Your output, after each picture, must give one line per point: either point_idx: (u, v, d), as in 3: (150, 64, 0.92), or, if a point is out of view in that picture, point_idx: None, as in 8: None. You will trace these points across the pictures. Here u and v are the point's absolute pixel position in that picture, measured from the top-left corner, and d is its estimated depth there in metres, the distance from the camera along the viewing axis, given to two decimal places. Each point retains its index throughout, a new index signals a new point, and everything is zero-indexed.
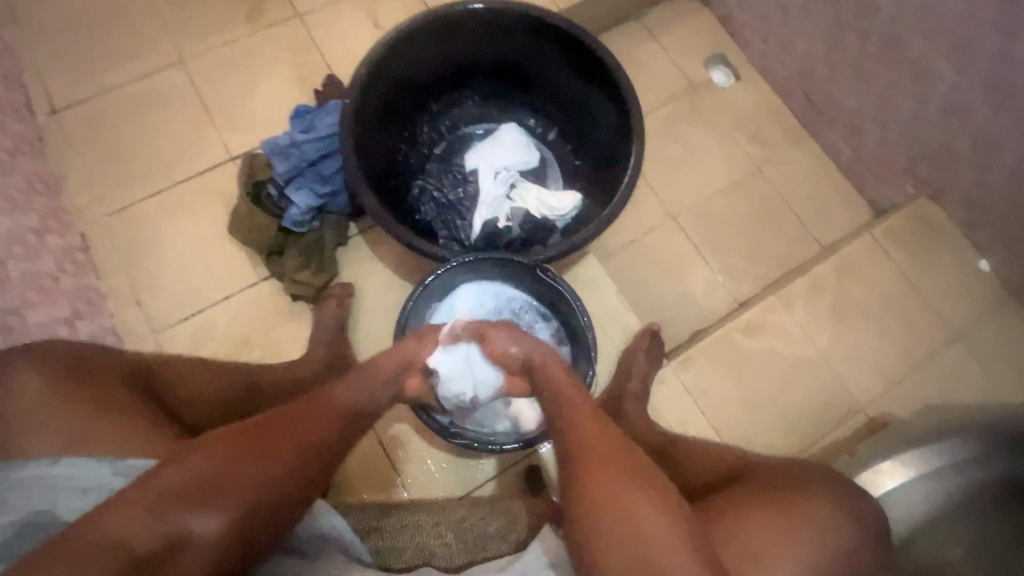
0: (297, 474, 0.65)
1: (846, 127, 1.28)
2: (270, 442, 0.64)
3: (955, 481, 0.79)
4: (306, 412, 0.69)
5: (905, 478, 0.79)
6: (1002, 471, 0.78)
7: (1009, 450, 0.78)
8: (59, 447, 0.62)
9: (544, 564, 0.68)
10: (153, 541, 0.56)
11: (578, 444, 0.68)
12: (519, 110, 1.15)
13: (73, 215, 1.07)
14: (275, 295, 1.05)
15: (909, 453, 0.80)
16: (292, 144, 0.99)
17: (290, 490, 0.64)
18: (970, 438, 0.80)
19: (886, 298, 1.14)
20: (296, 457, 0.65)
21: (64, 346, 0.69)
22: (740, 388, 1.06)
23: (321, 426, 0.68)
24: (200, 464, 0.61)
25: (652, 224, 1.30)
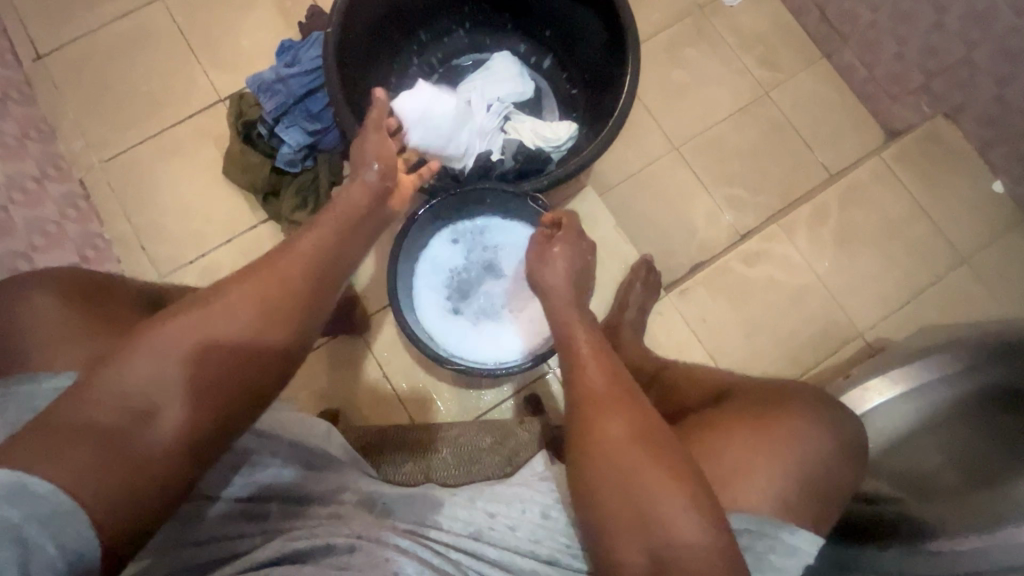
0: (270, 338, 0.57)
1: (860, 44, 1.22)
2: (242, 298, 0.57)
3: (939, 396, 0.82)
4: (262, 272, 0.60)
5: (892, 395, 0.84)
6: (978, 382, 0.79)
7: (995, 360, 0.79)
8: (80, 361, 0.58)
9: (539, 479, 0.70)
10: (117, 430, 0.49)
11: (584, 396, 0.63)
12: (510, 37, 1.11)
13: (70, 161, 1.07)
14: (275, 236, 1.06)
15: (896, 370, 0.85)
16: (277, 80, 0.96)
17: (265, 362, 0.56)
18: (959, 352, 0.82)
19: (895, 222, 1.11)
20: (266, 323, 0.57)
21: (69, 270, 0.66)
22: (740, 316, 1.07)
23: (293, 272, 0.61)
24: (163, 340, 0.53)
25: (653, 155, 1.27)
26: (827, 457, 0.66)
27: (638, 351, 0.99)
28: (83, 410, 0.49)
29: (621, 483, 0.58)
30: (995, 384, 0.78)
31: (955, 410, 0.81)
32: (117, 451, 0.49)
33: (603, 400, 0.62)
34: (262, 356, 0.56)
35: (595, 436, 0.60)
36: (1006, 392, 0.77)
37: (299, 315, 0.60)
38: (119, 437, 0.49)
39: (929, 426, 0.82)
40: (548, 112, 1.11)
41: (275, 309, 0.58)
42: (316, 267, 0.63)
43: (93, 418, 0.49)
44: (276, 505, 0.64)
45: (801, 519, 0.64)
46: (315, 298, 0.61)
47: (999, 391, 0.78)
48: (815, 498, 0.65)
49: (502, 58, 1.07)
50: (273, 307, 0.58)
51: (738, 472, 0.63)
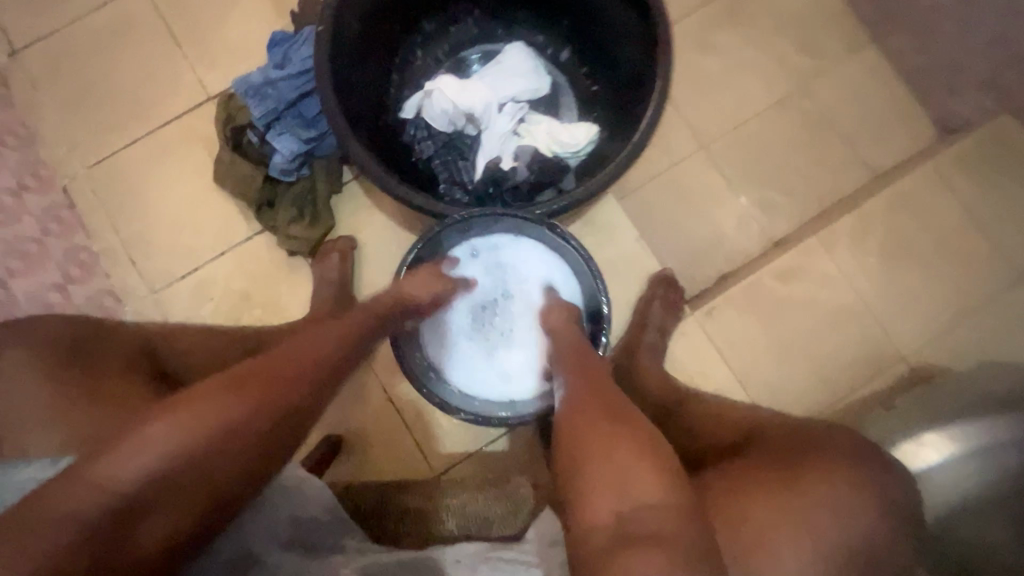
0: (283, 429, 0.58)
1: (916, 28, 1.09)
2: (256, 396, 0.55)
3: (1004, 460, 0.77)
4: (281, 367, 0.59)
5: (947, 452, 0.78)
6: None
7: None
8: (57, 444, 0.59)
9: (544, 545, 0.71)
10: (102, 528, 0.48)
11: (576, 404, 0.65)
12: (525, 25, 1.00)
13: (52, 168, 1.00)
14: (271, 249, 0.99)
15: (954, 428, 0.78)
16: (266, 83, 0.87)
17: (264, 462, 0.57)
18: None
19: (949, 233, 1.01)
20: (274, 425, 0.57)
21: (55, 325, 0.67)
22: (772, 338, 0.98)
23: (307, 371, 0.61)
24: (165, 437, 0.50)
25: (678, 154, 1.16)
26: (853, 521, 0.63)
27: (660, 376, 0.92)
28: (67, 503, 0.47)
29: (601, 474, 0.57)
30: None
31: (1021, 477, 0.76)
32: (100, 551, 0.48)
33: (595, 414, 0.63)
34: (271, 448, 0.57)
35: (584, 439, 0.60)
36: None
37: (306, 414, 0.60)
38: (104, 537, 0.48)
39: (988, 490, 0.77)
40: (565, 110, 1.00)
41: (286, 409, 0.58)
42: (327, 365, 0.63)
43: (77, 513, 0.47)
44: None
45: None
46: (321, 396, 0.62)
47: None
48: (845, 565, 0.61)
49: (516, 50, 0.96)
50: (293, 404, 0.58)
51: (761, 542, 0.61)
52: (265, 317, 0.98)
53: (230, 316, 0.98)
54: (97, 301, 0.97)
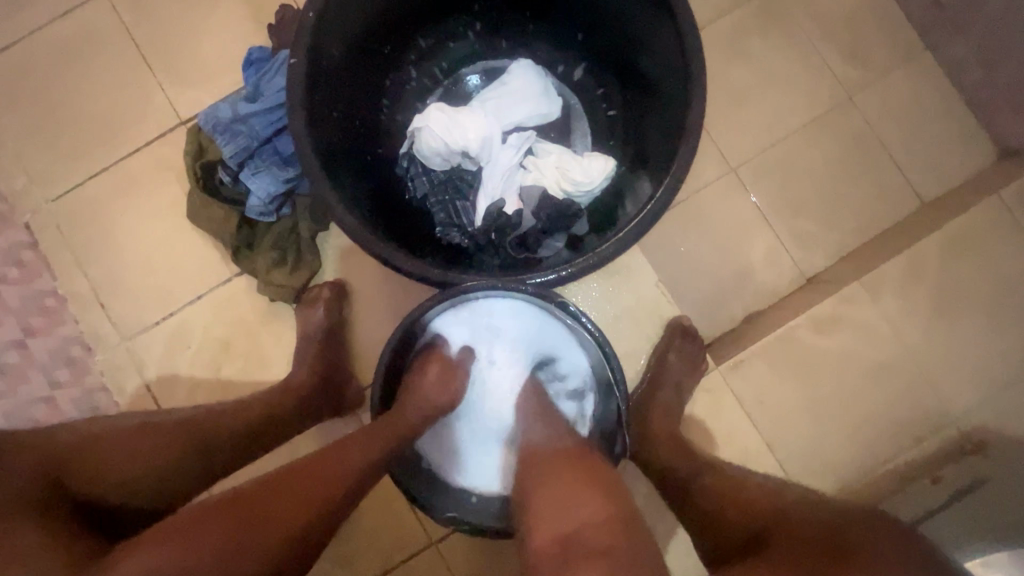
0: (291, 551, 0.52)
1: (981, 38, 0.96)
2: (259, 512, 0.51)
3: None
4: (293, 478, 0.55)
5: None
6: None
7: None
8: None
9: None
10: None
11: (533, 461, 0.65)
12: (533, 40, 0.88)
13: (12, 203, 0.91)
14: (252, 293, 0.90)
15: None
16: (236, 119, 0.77)
17: None
18: None
19: (1009, 279, 0.89)
20: (281, 547, 0.51)
21: None
22: (805, 396, 0.89)
23: (322, 483, 0.56)
24: (156, 564, 0.47)
25: (703, 179, 1.04)
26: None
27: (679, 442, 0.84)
28: None
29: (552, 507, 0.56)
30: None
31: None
32: None
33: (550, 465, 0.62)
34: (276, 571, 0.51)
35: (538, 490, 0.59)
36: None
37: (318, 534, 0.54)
38: None
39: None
40: (577, 136, 0.89)
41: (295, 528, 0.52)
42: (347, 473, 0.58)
43: None
44: None
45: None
46: (340, 512, 0.56)
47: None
48: None
49: (522, 69, 0.84)
50: (306, 525, 0.53)
51: None
52: (246, 369, 0.90)
53: (209, 367, 0.90)
54: (64, 350, 0.90)
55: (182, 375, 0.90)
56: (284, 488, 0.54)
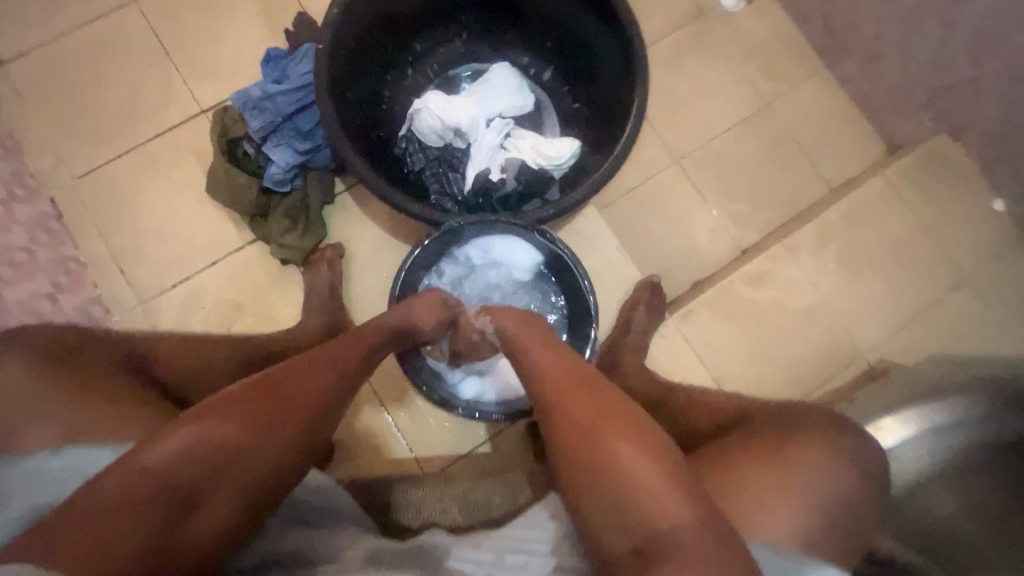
0: (311, 427, 0.67)
1: (864, 56, 1.20)
2: (282, 397, 0.65)
3: (959, 442, 0.82)
4: (304, 371, 0.68)
5: (907, 433, 0.83)
6: (1002, 429, 0.81)
7: (1008, 404, 0.82)
8: (59, 437, 0.61)
9: (545, 517, 0.71)
10: (158, 513, 0.56)
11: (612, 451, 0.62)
12: (509, 47, 1.06)
13: (39, 179, 1.01)
14: (263, 259, 1.01)
15: (909, 412, 0.84)
16: (265, 97, 0.90)
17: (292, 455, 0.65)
18: (983, 397, 0.83)
19: (898, 242, 1.10)
20: (303, 423, 0.66)
21: (45, 329, 0.68)
22: (744, 339, 1.05)
23: (327, 375, 0.70)
24: (203, 436, 0.59)
25: (654, 168, 1.23)
26: (835, 481, 0.67)
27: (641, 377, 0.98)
28: (118, 491, 0.55)
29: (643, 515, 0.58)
30: (1023, 437, 0.80)
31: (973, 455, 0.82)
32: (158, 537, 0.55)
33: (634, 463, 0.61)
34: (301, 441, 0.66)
35: (623, 487, 0.60)
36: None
37: (327, 415, 0.70)
38: (163, 523, 0.56)
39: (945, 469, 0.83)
40: (548, 127, 1.07)
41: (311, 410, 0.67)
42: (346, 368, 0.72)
43: (129, 498, 0.55)
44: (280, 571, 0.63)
45: (817, 545, 0.65)
46: (340, 399, 0.72)
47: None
48: (827, 529, 0.66)
49: (502, 69, 1.02)
50: (321, 407, 0.68)
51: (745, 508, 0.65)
52: (257, 327, 0.99)
53: (222, 325, 0.99)
54: (86, 312, 0.97)
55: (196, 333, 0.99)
56: (299, 378, 0.67)
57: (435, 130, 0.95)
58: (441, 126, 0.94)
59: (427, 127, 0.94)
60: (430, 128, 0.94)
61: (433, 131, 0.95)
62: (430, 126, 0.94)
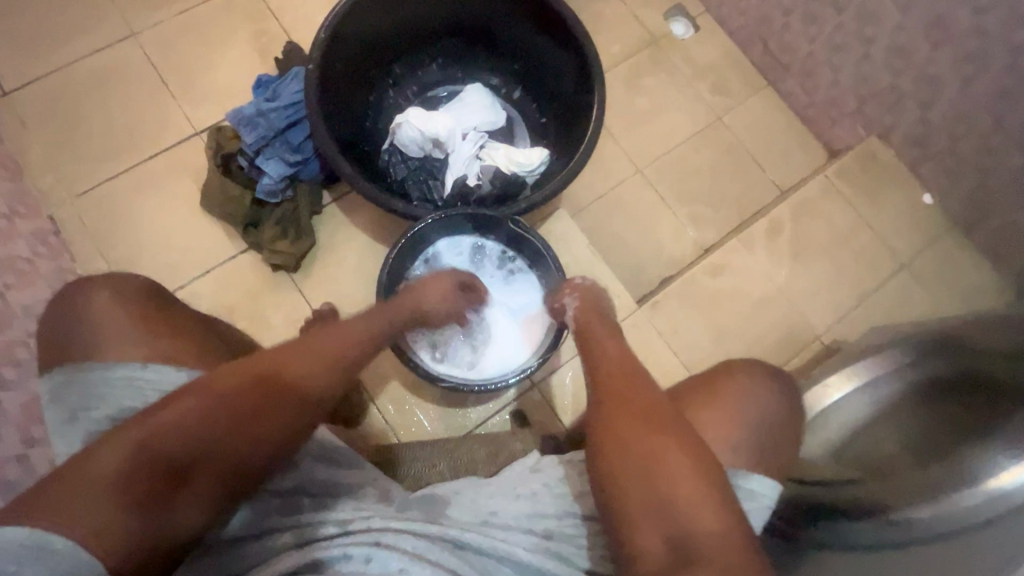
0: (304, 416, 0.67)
1: (800, 72, 1.34)
2: (278, 383, 0.65)
3: (899, 384, 0.88)
4: (303, 357, 0.69)
5: (852, 386, 0.90)
6: (930, 369, 0.87)
7: (939, 353, 0.87)
8: (147, 356, 0.69)
9: (529, 470, 0.76)
10: (148, 486, 0.57)
11: (644, 453, 0.64)
12: (481, 70, 1.17)
13: (39, 198, 1.06)
14: (255, 266, 1.07)
15: (853, 366, 0.92)
16: (258, 114, 0.98)
17: (283, 443, 0.65)
18: (910, 348, 0.90)
19: (842, 233, 1.21)
20: (298, 411, 0.66)
21: (133, 277, 0.74)
22: (709, 325, 1.13)
23: (325, 366, 0.70)
24: (197, 414, 0.60)
25: (619, 176, 1.34)
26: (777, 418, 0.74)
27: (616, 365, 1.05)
28: (111, 460, 0.56)
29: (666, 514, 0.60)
30: (952, 377, 0.84)
31: (910, 396, 0.87)
32: (145, 508, 0.56)
33: (666, 466, 0.63)
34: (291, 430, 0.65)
35: (653, 487, 0.62)
36: (955, 382, 0.84)
37: (321, 406, 0.69)
38: (152, 497, 0.57)
39: (885, 411, 0.88)
40: (520, 140, 1.17)
41: (304, 400, 0.67)
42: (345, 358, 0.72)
43: (120, 467, 0.56)
44: (307, 500, 0.69)
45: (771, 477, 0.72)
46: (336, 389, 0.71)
47: (955, 378, 0.84)
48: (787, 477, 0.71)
49: (475, 90, 1.12)
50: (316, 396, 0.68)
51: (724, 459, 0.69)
52: (249, 329, 1.04)
53: None
54: None
55: None
56: (296, 365, 0.68)
57: (414, 138, 1.03)
58: (418, 136, 1.03)
59: (405, 136, 1.03)
60: (410, 139, 1.03)
61: (412, 141, 1.03)
62: (409, 135, 1.03)
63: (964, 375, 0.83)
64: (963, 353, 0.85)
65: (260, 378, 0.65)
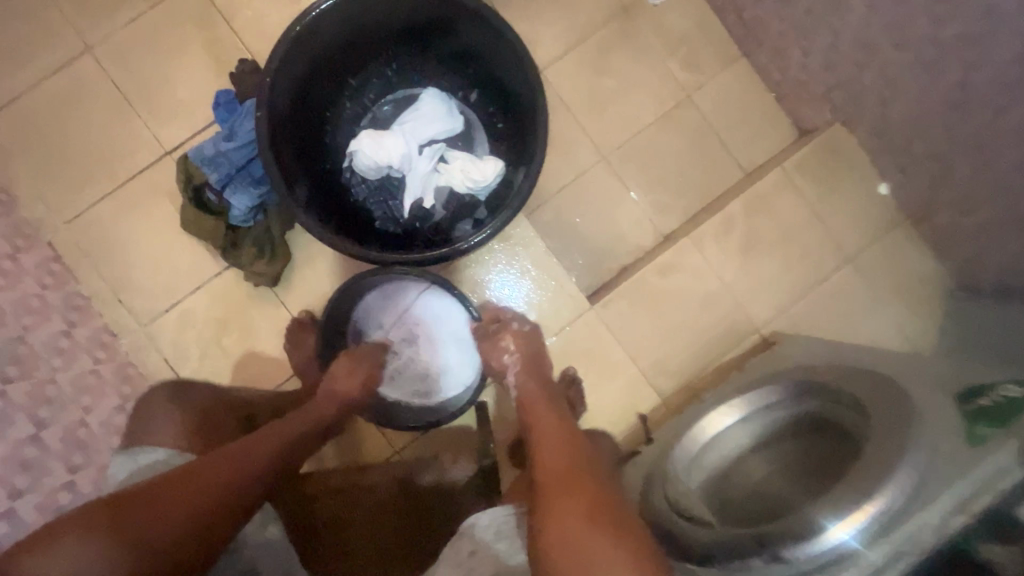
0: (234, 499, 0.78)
1: (772, 48, 1.29)
2: (220, 469, 0.79)
3: (777, 416, 0.95)
4: (246, 449, 0.83)
5: (736, 416, 0.97)
6: (805, 408, 0.92)
7: (815, 396, 0.91)
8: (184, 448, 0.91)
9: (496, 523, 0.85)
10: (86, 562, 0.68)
11: (572, 504, 0.75)
12: (436, 72, 1.16)
13: (36, 227, 1.15)
14: (239, 281, 1.18)
15: (739, 398, 0.97)
16: (218, 154, 1.05)
17: (215, 523, 0.76)
18: (788, 382, 0.94)
19: (793, 227, 1.25)
20: (232, 493, 0.78)
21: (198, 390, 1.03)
22: (655, 321, 1.23)
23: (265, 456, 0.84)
24: (147, 499, 0.73)
25: (584, 166, 1.36)
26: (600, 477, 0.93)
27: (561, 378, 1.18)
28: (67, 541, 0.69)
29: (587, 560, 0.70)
30: (822, 418, 0.90)
31: (788, 429, 0.95)
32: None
33: (586, 518, 0.73)
34: (222, 512, 0.77)
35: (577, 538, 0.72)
36: (822, 422, 0.90)
37: (255, 490, 0.81)
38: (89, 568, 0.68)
39: (763, 440, 0.96)
40: (479, 144, 1.18)
41: (239, 485, 0.79)
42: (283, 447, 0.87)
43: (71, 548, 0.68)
44: None
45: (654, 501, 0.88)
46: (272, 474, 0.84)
47: (822, 420, 0.90)
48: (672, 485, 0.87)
49: (429, 98, 1.13)
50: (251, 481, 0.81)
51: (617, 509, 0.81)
52: (242, 339, 1.18)
53: (212, 340, 1.18)
54: (98, 339, 1.15)
55: (191, 349, 1.17)
56: (241, 455, 0.82)
57: (369, 165, 1.07)
58: (371, 163, 1.07)
59: (360, 164, 1.08)
60: (366, 165, 1.07)
61: (367, 166, 1.08)
62: (364, 162, 1.07)
63: (829, 419, 0.89)
64: (829, 398, 0.88)
65: (209, 468, 0.78)
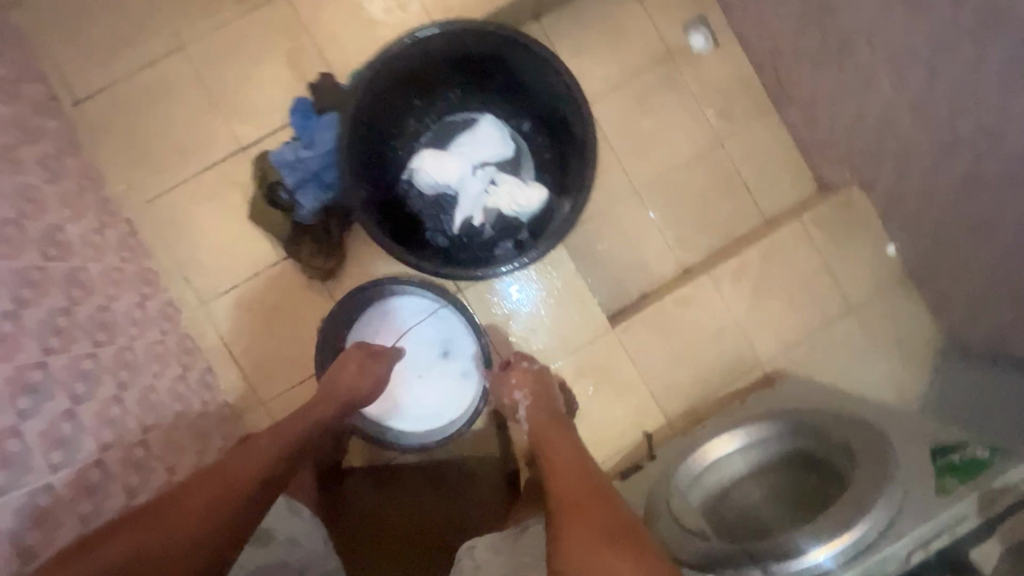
0: (239, 490, 0.89)
1: (802, 107, 1.40)
2: (220, 476, 0.90)
3: (773, 448, 1.06)
4: (242, 457, 0.94)
5: (735, 445, 1.07)
6: (799, 444, 1.04)
7: (809, 435, 1.02)
8: None
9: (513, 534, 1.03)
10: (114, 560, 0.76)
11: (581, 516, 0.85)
12: (495, 100, 1.27)
13: (117, 203, 1.26)
14: (294, 272, 1.29)
15: (742, 428, 1.07)
16: (297, 160, 1.16)
17: (226, 512, 0.86)
18: (785, 421, 1.05)
19: (804, 275, 1.36)
20: (235, 486, 0.89)
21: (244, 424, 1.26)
22: (668, 348, 1.34)
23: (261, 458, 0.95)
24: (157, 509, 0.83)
25: (617, 196, 1.46)
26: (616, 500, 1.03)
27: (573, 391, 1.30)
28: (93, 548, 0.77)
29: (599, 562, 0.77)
30: (813, 454, 1.02)
31: (781, 460, 1.06)
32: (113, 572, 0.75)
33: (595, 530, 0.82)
34: (230, 503, 0.87)
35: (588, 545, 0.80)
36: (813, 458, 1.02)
37: (257, 483, 0.92)
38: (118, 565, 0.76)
39: (758, 468, 1.07)
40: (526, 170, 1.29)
41: (243, 479, 0.91)
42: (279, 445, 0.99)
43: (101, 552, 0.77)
44: None
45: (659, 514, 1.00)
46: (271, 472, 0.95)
47: (814, 457, 1.02)
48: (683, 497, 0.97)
49: (487, 124, 1.23)
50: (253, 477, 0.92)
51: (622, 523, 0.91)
52: (292, 324, 1.29)
53: (264, 322, 1.29)
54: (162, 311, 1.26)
55: (245, 328, 1.29)
56: (238, 461, 0.93)
57: (428, 181, 1.19)
58: (431, 180, 1.18)
59: (421, 179, 1.19)
60: (426, 180, 1.19)
61: (427, 181, 1.19)
62: (424, 177, 1.18)
63: (820, 457, 1.01)
64: (822, 439, 1.00)
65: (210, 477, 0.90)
